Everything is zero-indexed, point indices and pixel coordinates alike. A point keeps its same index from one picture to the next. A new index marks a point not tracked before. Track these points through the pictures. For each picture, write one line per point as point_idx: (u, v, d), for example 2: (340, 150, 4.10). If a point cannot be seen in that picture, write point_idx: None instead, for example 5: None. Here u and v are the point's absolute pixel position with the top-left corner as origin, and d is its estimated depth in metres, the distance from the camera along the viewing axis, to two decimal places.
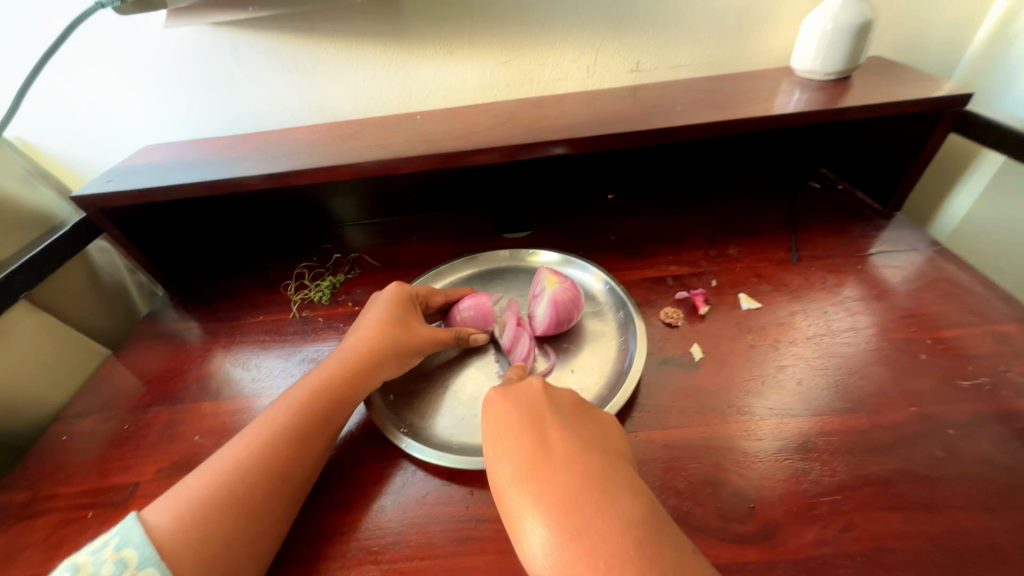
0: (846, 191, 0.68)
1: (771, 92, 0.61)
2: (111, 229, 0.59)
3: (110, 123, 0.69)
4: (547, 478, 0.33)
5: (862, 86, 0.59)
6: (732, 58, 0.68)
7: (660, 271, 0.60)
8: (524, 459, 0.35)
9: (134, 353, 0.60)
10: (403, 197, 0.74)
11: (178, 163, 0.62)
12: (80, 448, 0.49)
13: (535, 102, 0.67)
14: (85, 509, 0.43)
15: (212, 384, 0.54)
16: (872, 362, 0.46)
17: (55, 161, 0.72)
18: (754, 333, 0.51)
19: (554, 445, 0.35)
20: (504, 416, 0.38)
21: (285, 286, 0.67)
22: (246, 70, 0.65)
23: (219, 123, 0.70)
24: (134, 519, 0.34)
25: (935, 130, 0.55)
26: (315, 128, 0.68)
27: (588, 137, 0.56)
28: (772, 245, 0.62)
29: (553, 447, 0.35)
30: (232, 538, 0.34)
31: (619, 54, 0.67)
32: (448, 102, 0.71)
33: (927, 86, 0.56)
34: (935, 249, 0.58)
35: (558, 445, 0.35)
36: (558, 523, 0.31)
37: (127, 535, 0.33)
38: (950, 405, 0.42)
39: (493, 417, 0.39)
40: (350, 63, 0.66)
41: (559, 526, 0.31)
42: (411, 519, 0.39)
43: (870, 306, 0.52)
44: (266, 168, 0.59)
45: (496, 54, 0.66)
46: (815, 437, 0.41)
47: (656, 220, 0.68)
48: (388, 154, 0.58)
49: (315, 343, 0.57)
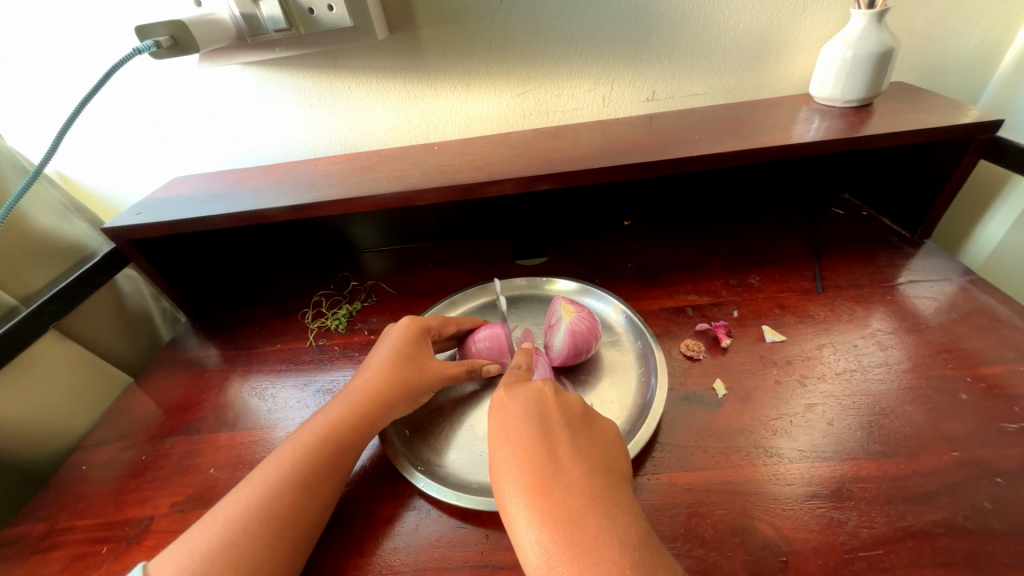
0: (870, 217, 0.66)
1: (790, 120, 0.60)
2: (138, 259, 0.61)
3: (142, 157, 0.72)
4: (552, 493, 0.32)
5: (885, 114, 0.57)
6: (748, 86, 0.68)
7: (679, 301, 0.58)
8: (530, 468, 0.34)
9: (155, 381, 0.61)
10: (419, 225, 0.74)
11: (203, 195, 0.64)
12: (99, 478, 0.50)
13: (551, 132, 0.68)
14: (101, 543, 0.43)
15: (229, 414, 0.54)
16: (908, 401, 0.44)
17: (89, 192, 0.75)
18: (779, 367, 0.49)
19: (562, 457, 0.34)
20: (512, 419, 0.37)
21: (302, 313, 0.68)
22: (271, 105, 0.67)
23: (245, 155, 0.72)
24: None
25: (964, 158, 0.53)
26: (336, 159, 0.70)
27: (604, 167, 0.56)
28: (794, 274, 0.60)
29: (559, 460, 0.34)
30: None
31: (635, 84, 0.67)
32: (465, 132, 0.72)
33: (953, 113, 0.54)
34: (969, 279, 0.56)
35: (565, 458, 0.34)
36: (563, 541, 0.30)
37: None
38: (995, 450, 0.40)
39: (500, 420, 0.38)
40: (370, 97, 0.67)
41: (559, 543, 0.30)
42: (424, 564, 0.38)
43: (902, 339, 0.50)
44: (287, 200, 0.60)
45: (512, 86, 0.67)
46: (849, 484, 0.38)
47: (674, 248, 0.67)
48: (405, 185, 0.59)
49: (330, 373, 0.57)
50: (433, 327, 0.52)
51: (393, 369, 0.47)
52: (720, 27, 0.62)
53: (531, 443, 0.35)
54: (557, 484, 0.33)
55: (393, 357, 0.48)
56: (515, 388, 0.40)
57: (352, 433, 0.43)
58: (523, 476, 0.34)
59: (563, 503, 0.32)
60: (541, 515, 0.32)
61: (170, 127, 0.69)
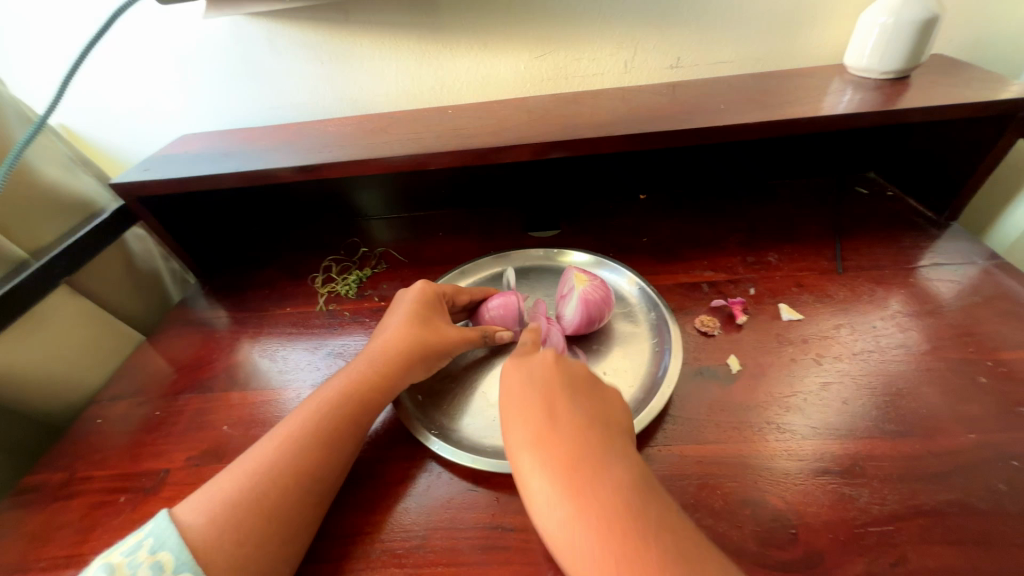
0: (896, 198, 0.64)
1: (821, 91, 0.58)
2: (147, 217, 0.61)
3: (148, 112, 0.70)
4: (562, 454, 0.33)
5: (922, 87, 0.55)
6: (779, 54, 0.64)
7: (695, 277, 0.57)
8: (543, 432, 0.35)
9: (166, 340, 0.61)
10: (430, 193, 0.73)
11: (212, 153, 0.63)
12: (115, 431, 0.50)
13: (570, 98, 0.65)
14: (118, 493, 0.44)
15: (241, 374, 0.55)
16: (925, 382, 0.44)
17: (95, 148, 0.74)
18: (794, 346, 0.48)
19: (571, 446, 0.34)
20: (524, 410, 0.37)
21: (312, 278, 0.67)
22: (281, 61, 0.65)
23: (253, 114, 0.70)
24: (167, 519, 0.35)
25: (1003, 135, 0.51)
26: (347, 120, 0.68)
27: (624, 135, 0.54)
28: (814, 253, 0.59)
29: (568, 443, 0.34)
30: (256, 537, 0.34)
31: (659, 48, 0.64)
32: (481, 96, 0.69)
33: (994, 88, 0.52)
34: (994, 263, 0.54)
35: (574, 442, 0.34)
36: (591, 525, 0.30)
37: (161, 537, 0.34)
38: (1013, 434, 0.39)
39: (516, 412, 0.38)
40: (383, 55, 0.65)
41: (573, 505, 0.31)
42: (436, 524, 0.38)
43: (921, 321, 0.49)
44: (297, 160, 0.59)
45: (531, 48, 0.64)
46: (861, 461, 0.38)
47: (692, 224, 0.66)
48: (418, 149, 0.57)
49: (341, 337, 0.57)
50: (445, 294, 0.51)
51: (407, 332, 0.47)
52: None
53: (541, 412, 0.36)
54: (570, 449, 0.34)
55: (405, 323, 0.47)
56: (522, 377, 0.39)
57: (365, 395, 0.43)
58: (536, 440, 0.35)
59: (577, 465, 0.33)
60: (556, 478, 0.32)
61: (177, 82, 0.67)
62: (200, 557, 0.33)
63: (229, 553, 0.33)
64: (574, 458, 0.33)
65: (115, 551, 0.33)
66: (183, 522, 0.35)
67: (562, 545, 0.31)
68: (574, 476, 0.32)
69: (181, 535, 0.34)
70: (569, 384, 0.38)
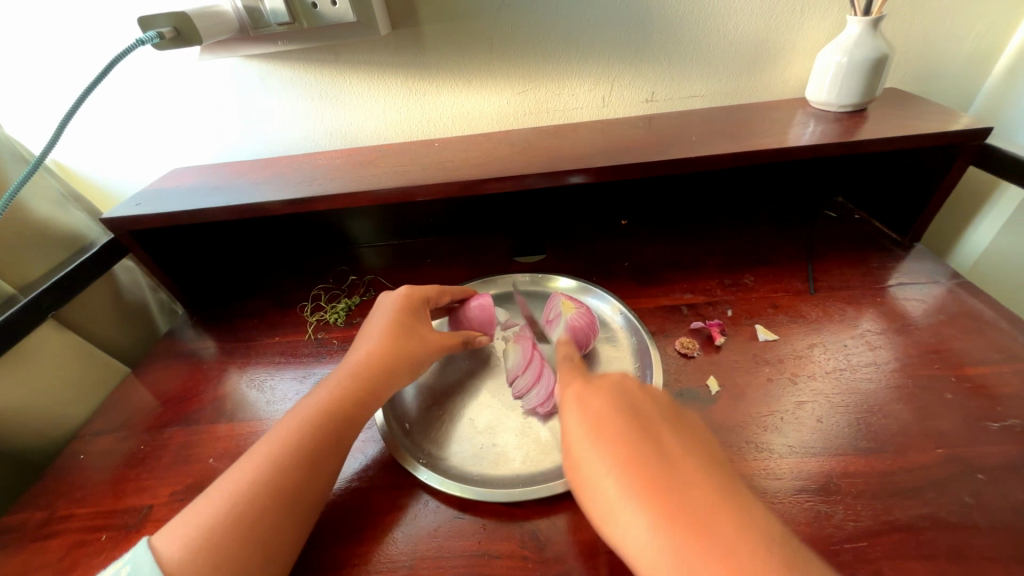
0: (862, 220, 0.68)
1: (786, 123, 0.61)
2: (137, 250, 0.61)
3: (139, 147, 0.72)
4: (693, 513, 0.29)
5: (878, 119, 0.59)
6: (746, 88, 0.69)
7: (675, 300, 0.59)
8: (663, 484, 0.31)
9: (153, 372, 0.61)
10: (419, 221, 0.75)
11: (203, 187, 0.64)
12: (98, 467, 0.50)
13: (552, 131, 0.68)
14: (100, 531, 0.43)
15: (228, 405, 0.55)
16: (895, 399, 0.45)
17: (86, 183, 0.74)
18: (771, 366, 0.50)
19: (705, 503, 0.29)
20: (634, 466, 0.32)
21: (301, 307, 0.68)
22: (272, 99, 0.68)
23: (245, 148, 0.72)
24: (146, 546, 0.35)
25: (955, 164, 0.55)
26: (336, 153, 0.70)
27: (603, 167, 0.57)
28: (788, 275, 0.61)
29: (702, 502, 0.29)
30: None
31: (634, 84, 0.68)
32: (466, 129, 0.72)
33: (943, 120, 0.56)
34: (956, 282, 0.57)
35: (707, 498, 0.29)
36: None
37: (138, 562, 0.34)
38: (979, 448, 0.41)
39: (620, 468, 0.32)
40: (372, 92, 0.68)
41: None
42: (422, 553, 0.38)
43: (890, 339, 0.51)
44: (288, 193, 0.60)
45: (513, 85, 0.68)
46: (837, 479, 0.40)
47: (671, 248, 0.68)
48: (406, 181, 0.59)
49: (329, 366, 0.58)
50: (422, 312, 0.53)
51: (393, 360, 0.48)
52: (719, 28, 0.63)
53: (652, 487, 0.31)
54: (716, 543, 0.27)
55: (383, 341, 0.49)
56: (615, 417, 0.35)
57: (352, 425, 0.43)
58: (658, 496, 0.30)
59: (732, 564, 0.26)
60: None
61: (170, 119, 0.69)
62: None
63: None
64: (711, 511, 0.29)
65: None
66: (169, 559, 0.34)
67: None
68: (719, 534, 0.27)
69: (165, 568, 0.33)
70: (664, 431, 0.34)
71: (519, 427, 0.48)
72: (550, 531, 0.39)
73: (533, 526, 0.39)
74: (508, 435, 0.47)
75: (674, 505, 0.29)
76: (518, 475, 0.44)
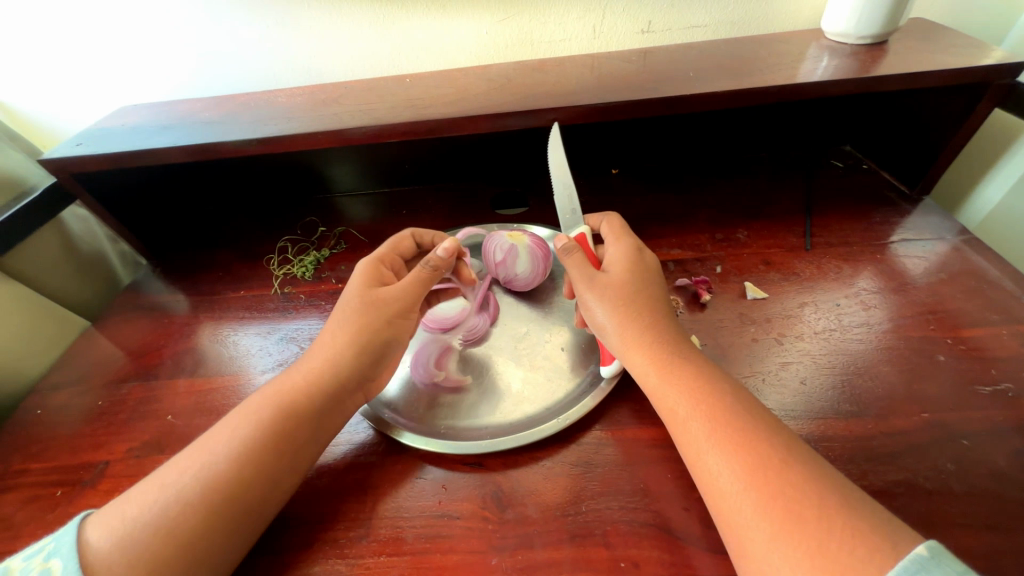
0: (870, 171, 0.63)
1: (797, 57, 0.55)
2: (84, 196, 0.56)
3: (81, 80, 0.65)
4: (688, 382, 0.35)
5: (900, 52, 0.52)
6: (754, 19, 0.61)
7: (661, 255, 0.55)
8: (666, 357, 0.36)
9: (113, 326, 0.58)
10: (393, 168, 0.69)
11: (151, 126, 0.59)
12: (55, 422, 0.48)
13: (535, 65, 0.62)
14: (55, 487, 0.42)
15: (189, 361, 0.52)
16: (884, 362, 0.43)
17: (26, 121, 0.68)
18: (757, 325, 0.47)
19: (702, 376, 0.35)
20: (648, 344, 0.37)
21: (267, 260, 0.64)
22: (223, 24, 0.60)
23: (199, 84, 0.66)
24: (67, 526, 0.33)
25: (980, 105, 0.49)
26: (298, 90, 0.63)
27: (587, 105, 0.51)
28: (784, 229, 0.57)
29: (700, 374, 0.35)
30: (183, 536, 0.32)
31: (629, 12, 0.60)
32: (442, 64, 0.65)
33: (974, 54, 0.49)
34: (963, 239, 0.53)
35: (702, 373, 0.35)
36: (741, 455, 0.31)
37: (59, 542, 0.32)
38: (966, 413, 0.39)
39: (634, 342, 0.38)
40: (334, 18, 0.60)
41: (760, 478, 0.29)
42: (380, 513, 0.37)
43: (887, 299, 0.48)
44: (242, 133, 0.55)
45: (493, 10, 0.60)
46: (815, 442, 0.38)
47: (662, 200, 0.63)
48: (372, 120, 0.53)
49: (295, 322, 0.55)
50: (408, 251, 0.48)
51: (382, 338, 0.41)
52: None
53: (682, 360, 0.36)
54: (729, 402, 0.33)
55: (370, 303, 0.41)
56: (635, 302, 0.39)
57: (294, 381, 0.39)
58: (659, 363, 0.36)
59: (745, 423, 0.32)
60: (721, 432, 0.32)
61: (113, 49, 0.62)
62: (86, 561, 0.31)
63: (132, 549, 0.31)
64: (700, 381, 0.35)
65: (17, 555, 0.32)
66: (104, 535, 0.32)
67: (700, 462, 0.32)
68: (706, 398, 0.34)
69: (78, 551, 0.32)
70: (670, 326, 0.38)
71: (482, 371, 0.47)
72: (513, 492, 0.37)
73: (495, 486, 0.38)
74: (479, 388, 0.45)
75: (669, 374, 0.36)
76: (487, 429, 0.42)
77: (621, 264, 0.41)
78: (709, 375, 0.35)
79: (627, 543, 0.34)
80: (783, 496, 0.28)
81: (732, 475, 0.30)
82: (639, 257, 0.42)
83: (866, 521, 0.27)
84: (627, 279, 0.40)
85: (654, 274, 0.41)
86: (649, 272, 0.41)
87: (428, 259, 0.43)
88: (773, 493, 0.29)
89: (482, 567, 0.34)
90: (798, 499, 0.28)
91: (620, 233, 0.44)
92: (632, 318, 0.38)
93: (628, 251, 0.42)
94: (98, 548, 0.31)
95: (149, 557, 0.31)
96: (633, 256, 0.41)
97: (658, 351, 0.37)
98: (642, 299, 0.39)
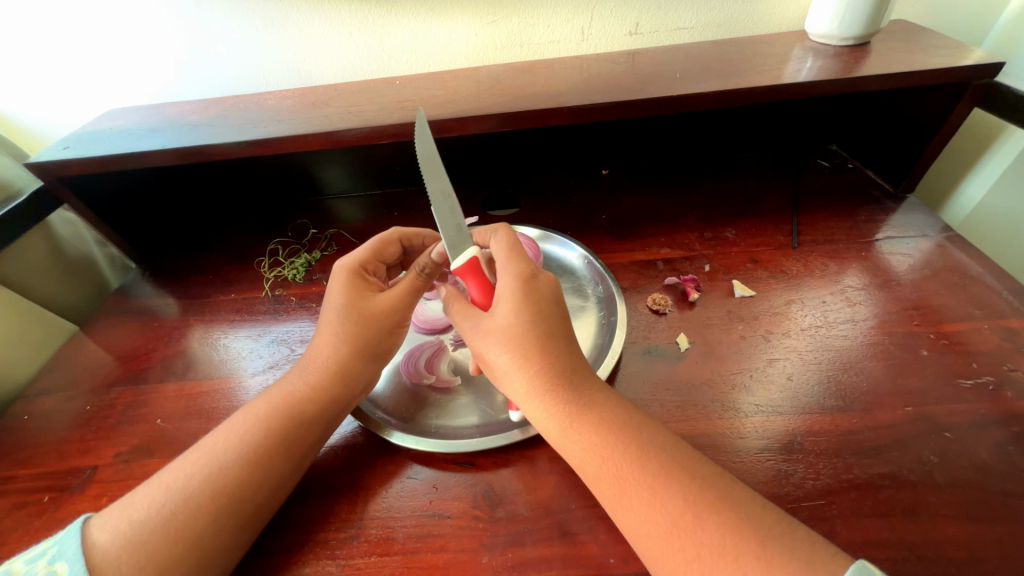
0: (856, 170, 0.64)
1: (782, 58, 0.56)
2: (71, 200, 0.56)
3: (69, 83, 0.65)
4: (589, 434, 0.33)
5: (881, 53, 0.53)
6: (740, 21, 0.62)
7: (651, 254, 0.56)
8: (559, 408, 0.34)
9: (102, 330, 0.58)
10: (384, 170, 0.69)
11: (139, 129, 0.58)
12: (42, 427, 0.48)
13: (524, 67, 0.62)
14: (42, 493, 0.42)
15: (179, 365, 0.52)
16: (869, 357, 0.44)
17: (13, 125, 0.68)
18: (745, 323, 0.48)
19: (602, 423, 0.33)
20: (543, 396, 0.34)
21: (258, 262, 0.64)
22: (212, 26, 0.60)
23: (188, 86, 0.66)
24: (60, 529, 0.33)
25: (959, 105, 0.50)
26: (287, 93, 0.63)
27: (576, 107, 0.51)
28: (771, 228, 0.58)
29: (599, 422, 0.33)
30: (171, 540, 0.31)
31: (616, 14, 0.61)
32: (432, 67, 0.66)
33: (954, 54, 0.50)
34: (946, 236, 0.54)
35: (604, 419, 0.33)
36: (660, 511, 0.29)
37: (64, 545, 0.32)
38: (948, 405, 0.40)
39: (526, 396, 0.35)
40: (323, 20, 0.60)
41: (681, 534, 0.28)
42: (371, 514, 0.37)
43: (872, 295, 0.49)
44: (231, 135, 0.54)
45: (482, 13, 0.60)
46: (801, 437, 0.38)
47: (652, 200, 0.64)
48: (362, 122, 0.54)
49: (286, 324, 0.55)
50: (393, 254, 0.46)
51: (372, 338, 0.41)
52: None
53: (581, 407, 0.34)
54: (632, 454, 0.32)
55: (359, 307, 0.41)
56: (523, 347, 0.35)
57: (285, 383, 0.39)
58: (552, 417, 0.34)
59: (657, 472, 0.31)
60: (633, 487, 0.31)
61: (100, 52, 0.62)
62: (92, 562, 0.30)
63: (136, 546, 0.31)
64: (601, 432, 0.33)
65: (20, 557, 0.32)
66: (96, 540, 0.32)
67: (625, 521, 0.31)
68: (610, 453, 0.32)
69: (85, 553, 0.31)
70: (565, 369, 0.35)
71: (471, 371, 0.47)
72: (504, 490, 0.38)
73: (486, 485, 0.38)
74: (472, 388, 0.46)
75: (569, 429, 0.33)
76: (478, 426, 0.42)
77: (508, 298, 0.36)
78: (610, 416, 0.34)
79: (617, 539, 0.34)
80: (705, 549, 0.28)
81: (646, 519, 0.30)
82: (529, 285, 0.37)
83: (784, 550, 0.27)
84: (514, 318, 0.35)
85: (549, 302, 0.37)
86: (540, 301, 0.36)
87: (422, 264, 0.42)
88: (694, 546, 0.28)
89: (474, 566, 0.34)
90: (719, 552, 0.27)
91: (511, 254, 0.39)
92: (520, 367, 0.34)
93: (515, 280, 0.37)
94: (85, 553, 0.31)
95: (157, 555, 0.31)
96: (520, 285, 0.37)
97: (555, 401, 0.34)
98: (530, 338, 0.35)
